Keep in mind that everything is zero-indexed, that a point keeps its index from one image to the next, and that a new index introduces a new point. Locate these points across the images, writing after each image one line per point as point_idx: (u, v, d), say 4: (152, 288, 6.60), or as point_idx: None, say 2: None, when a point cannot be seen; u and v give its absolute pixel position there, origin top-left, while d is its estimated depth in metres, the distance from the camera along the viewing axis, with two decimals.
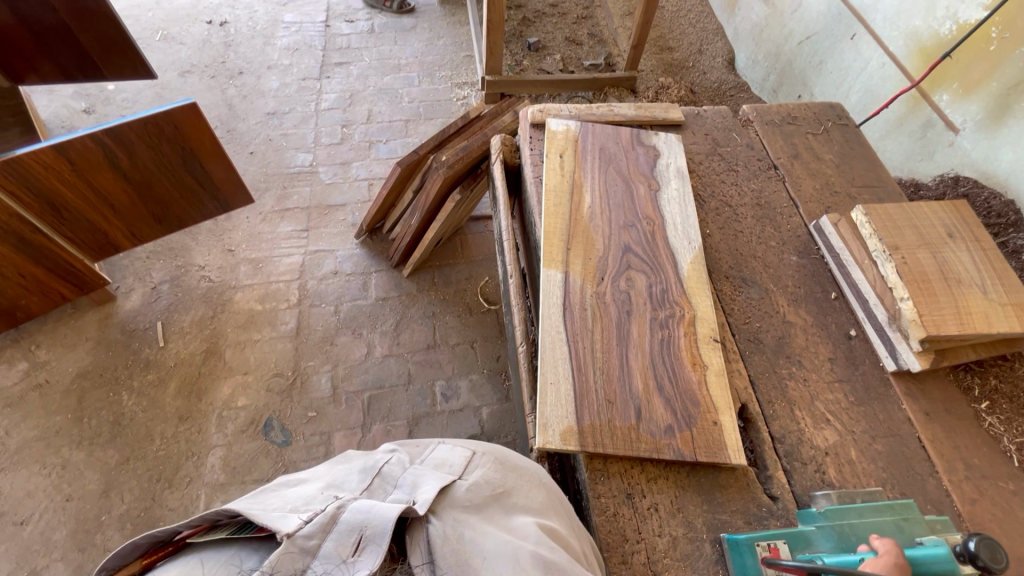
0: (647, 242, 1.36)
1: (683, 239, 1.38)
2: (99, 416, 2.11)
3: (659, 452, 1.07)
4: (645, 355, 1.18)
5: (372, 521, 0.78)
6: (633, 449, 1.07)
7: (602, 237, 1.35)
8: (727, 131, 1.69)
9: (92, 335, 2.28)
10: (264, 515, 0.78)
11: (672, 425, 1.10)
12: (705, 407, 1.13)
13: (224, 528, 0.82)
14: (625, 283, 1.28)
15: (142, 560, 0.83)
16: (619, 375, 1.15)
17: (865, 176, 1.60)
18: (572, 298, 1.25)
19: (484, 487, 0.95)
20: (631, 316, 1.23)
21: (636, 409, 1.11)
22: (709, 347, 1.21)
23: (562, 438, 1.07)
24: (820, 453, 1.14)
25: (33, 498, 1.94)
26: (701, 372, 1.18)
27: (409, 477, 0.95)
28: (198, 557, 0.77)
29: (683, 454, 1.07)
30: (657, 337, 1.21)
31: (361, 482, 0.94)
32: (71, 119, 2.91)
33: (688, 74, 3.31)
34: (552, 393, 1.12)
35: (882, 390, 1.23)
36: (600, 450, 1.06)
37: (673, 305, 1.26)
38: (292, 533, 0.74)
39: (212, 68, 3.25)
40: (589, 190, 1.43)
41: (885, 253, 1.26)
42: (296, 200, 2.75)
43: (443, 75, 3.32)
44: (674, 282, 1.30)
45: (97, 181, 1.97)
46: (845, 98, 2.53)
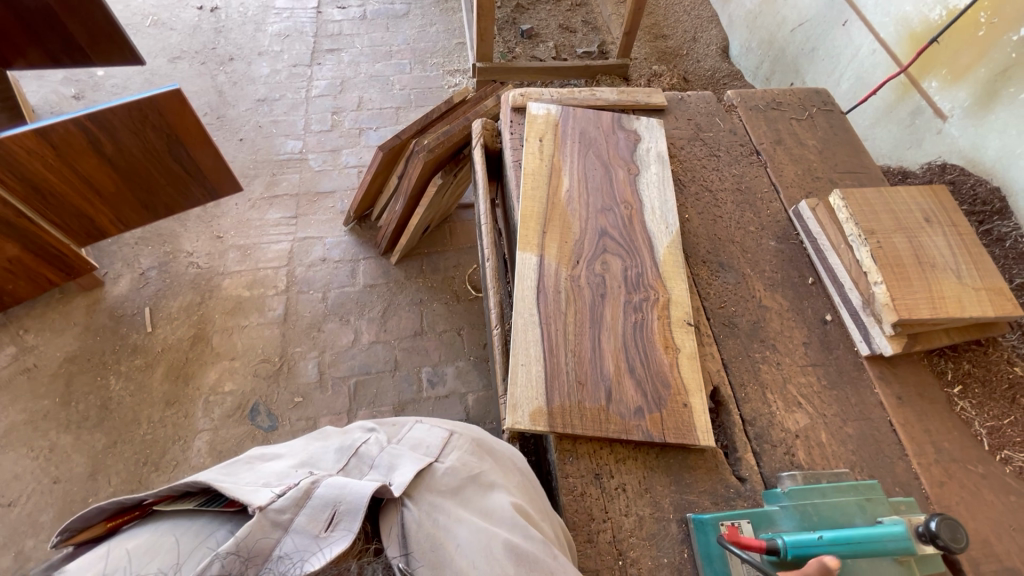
0: (624, 226, 1.35)
1: (660, 223, 1.37)
2: (86, 400, 2.12)
3: (627, 433, 1.07)
4: (618, 338, 1.18)
5: (346, 498, 0.78)
6: (601, 429, 1.07)
7: (578, 221, 1.35)
8: (710, 116, 1.68)
9: (80, 320, 2.29)
10: (234, 488, 0.78)
11: (642, 407, 1.11)
12: (676, 390, 1.13)
13: (193, 498, 0.81)
14: (600, 267, 1.28)
15: (107, 522, 0.83)
16: (591, 358, 1.15)
17: (847, 162, 1.59)
18: (546, 281, 1.25)
19: (461, 470, 0.95)
20: (605, 299, 1.23)
21: (606, 391, 1.12)
22: (683, 330, 1.21)
23: (531, 418, 1.07)
24: (790, 435, 1.15)
25: (22, 480, 1.96)
26: (673, 355, 1.18)
27: (386, 457, 0.95)
28: (166, 527, 0.77)
29: (652, 435, 1.08)
30: (630, 319, 1.21)
31: (337, 462, 0.94)
32: (61, 105, 2.90)
33: (681, 62, 3.29)
34: (523, 373, 1.13)
35: (855, 375, 1.23)
36: (570, 430, 1.07)
37: (647, 288, 1.26)
38: (264, 507, 0.74)
39: (203, 54, 3.23)
40: (567, 174, 1.43)
41: (860, 238, 1.25)
42: (284, 187, 2.75)
43: (434, 62, 3.30)
44: (649, 266, 1.30)
45: (83, 166, 1.97)
46: (836, 86, 2.51)
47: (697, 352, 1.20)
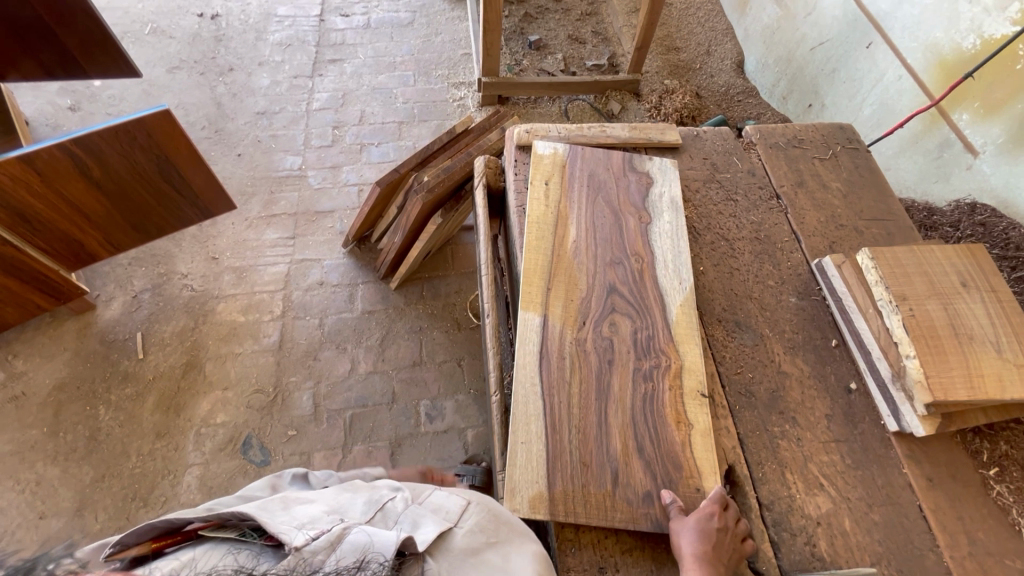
0: (634, 282, 1.26)
1: (673, 278, 1.28)
2: (75, 431, 2.06)
3: (635, 523, 0.99)
4: (626, 412, 1.10)
5: (375, 544, 0.73)
6: (607, 518, 1.00)
7: (585, 277, 1.26)
8: (727, 155, 1.58)
9: (71, 345, 2.23)
10: (273, 524, 0.75)
11: (651, 492, 1.02)
12: (688, 472, 1.05)
13: (233, 527, 0.77)
14: (608, 329, 1.19)
15: (151, 543, 0.78)
16: (596, 435, 1.07)
17: (874, 208, 1.49)
18: (550, 345, 1.16)
19: (479, 535, 0.88)
20: (613, 366, 1.15)
21: (613, 473, 1.04)
22: (696, 402, 1.12)
23: (531, 505, 1.00)
24: (811, 522, 1.06)
25: (6, 515, 1.90)
26: (686, 432, 1.09)
27: (410, 515, 0.87)
28: (212, 546, 0.73)
29: (662, 526, 0.99)
30: (640, 390, 1.12)
31: (364, 512, 0.86)
32: (56, 117, 2.83)
33: (694, 76, 3.17)
34: (523, 452, 1.05)
35: (882, 453, 1.14)
36: (573, 520, 0.99)
37: (659, 354, 1.17)
38: (299, 546, 0.71)
39: (202, 64, 3.15)
40: (574, 223, 1.34)
41: (891, 304, 1.16)
42: (282, 206, 2.67)
43: (439, 74, 3.20)
44: (661, 328, 1.21)
45: (69, 191, 1.90)
46: (858, 111, 2.40)
47: (711, 426, 1.10)
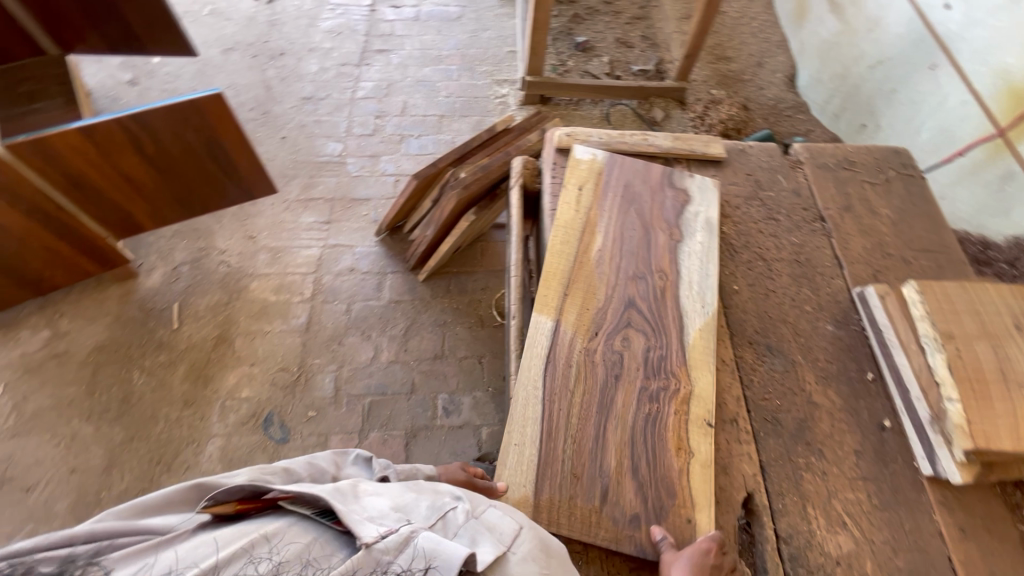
0: (654, 299, 1.24)
1: (696, 301, 1.25)
2: (109, 392, 2.15)
3: (618, 543, 0.99)
4: (625, 429, 1.08)
5: (441, 554, 0.80)
6: (590, 534, 1.00)
7: (604, 288, 1.24)
8: (772, 173, 1.54)
9: (112, 310, 2.33)
10: (347, 513, 0.83)
11: (640, 516, 1.01)
12: (681, 501, 1.03)
13: (307, 505, 0.86)
14: (620, 342, 1.18)
15: (237, 504, 0.87)
16: (591, 449, 1.07)
17: (924, 239, 1.42)
18: (558, 351, 1.17)
19: (530, 565, 0.88)
20: (619, 381, 1.13)
21: (603, 489, 1.04)
22: (700, 431, 1.09)
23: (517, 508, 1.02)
24: (830, 561, 1.02)
25: (41, 466, 2.00)
26: (685, 459, 1.06)
27: (468, 530, 0.91)
28: (283, 526, 0.83)
29: (645, 550, 0.98)
30: (644, 411, 1.11)
31: (427, 517, 0.91)
32: (115, 90, 2.95)
33: (743, 87, 3.08)
34: (515, 455, 1.07)
35: (912, 496, 1.09)
36: (556, 531, 1.00)
37: (668, 376, 1.15)
38: (371, 543, 0.79)
39: (255, 47, 3.23)
40: (602, 232, 1.32)
41: (935, 342, 1.10)
42: (320, 190, 2.73)
43: (484, 70, 3.21)
44: (675, 349, 1.18)
45: (123, 164, 1.98)
46: (914, 134, 2.30)
47: (711, 458, 1.07)
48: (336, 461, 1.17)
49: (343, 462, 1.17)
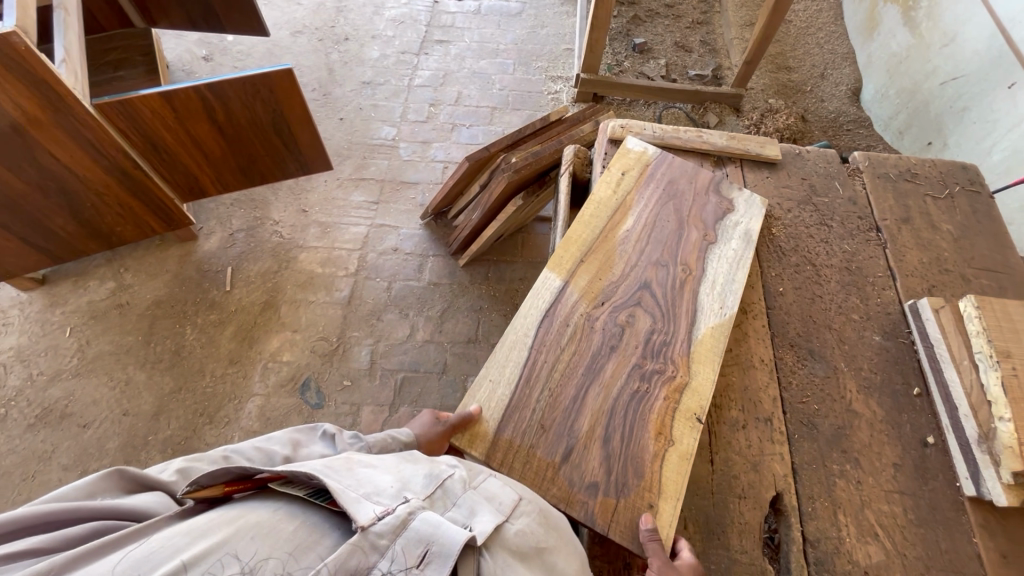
0: (672, 288, 1.23)
1: (715, 301, 1.22)
2: (164, 344, 2.29)
3: (568, 503, 1.00)
4: (605, 400, 1.09)
5: (439, 539, 0.74)
6: (542, 486, 1.02)
7: (623, 266, 1.25)
8: (828, 179, 1.51)
9: (172, 268, 2.47)
10: (343, 493, 0.76)
11: (598, 485, 1.02)
12: (647, 485, 1.01)
13: (299, 486, 0.79)
14: (624, 318, 1.19)
15: (225, 486, 0.81)
16: (567, 407, 1.09)
17: (988, 258, 1.36)
18: (559, 308, 1.20)
19: (530, 538, 0.88)
20: (613, 352, 1.15)
21: (567, 449, 1.05)
22: (686, 423, 1.07)
23: (467, 441, 1.07)
24: (857, 570, 1.00)
25: (98, 406, 2.14)
26: (663, 445, 1.05)
27: (468, 500, 0.88)
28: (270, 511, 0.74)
29: (595, 520, 0.98)
30: (630, 388, 1.11)
31: (425, 489, 0.87)
32: (191, 64, 3.13)
33: (803, 98, 3.00)
34: (489, 387, 1.13)
35: (952, 515, 1.05)
36: (505, 472, 1.04)
37: (665, 361, 1.14)
38: (366, 527, 0.71)
39: (322, 31, 3.37)
40: (634, 215, 1.33)
41: (990, 359, 1.07)
42: (372, 171, 2.82)
43: (539, 66, 3.24)
44: (681, 340, 1.17)
45: (195, 130, 2.10)
46: (985, 156, 2.21)
47: (693, 453, 1.04)
48: (296, 441, 1.05)
49: (302, 444, 1.05)
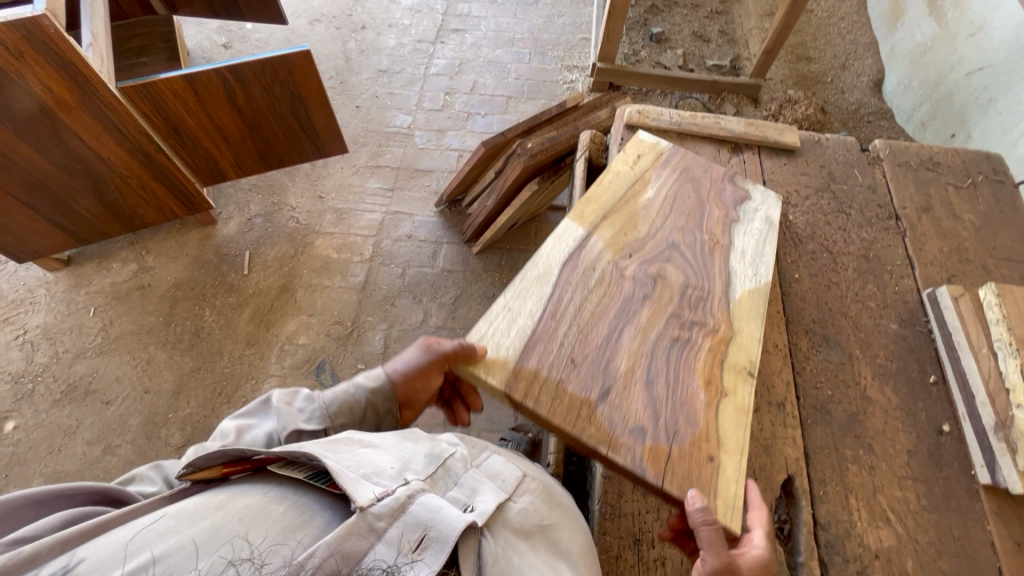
0: (701, 251, 1.23)
1: (748, 268, 1.22)
2: (183, 325, 2.34)
3: (614, 448, 0.96)
4: (643, 345, 1.08)
5: (437, 525, 0.75)
6: (579, 423, 0.98)
7: (648, 226, 1.25)
8: (847, 167, 1.49)
9: (191, 251, 2.52)
10: (343, 474, 0.76)
11: (644, 429, 0.99)
12: (704, 434, 0.99)
13: (299, 467, 0.81)
14: (655, 271, 1.18)
15: (223, 468, 0.83)
16: (601, 348, 1.07)
17: (1010, 248, 1.34)
18: (583, 256, 1.18)
19: (532, 515, 0.92)
20: (646, 301, 1.14)
21: (604, 388, 1.03)
22: (738, 376, 1.06)
23: (485, 366, 1.02)
24: (868, 554, 1.00)
25: (120, 384, 2.20)
26: (715, 396, 1.03)
27: (470, 479, 0.91)
28: (246, 491, 0.76)
29: (645, 466, 0.94)
30: (670, 337, 1.09)
31: (427, 466, 0.88)
32: (211, 51, 3.17)
33: (823, 89, 2.96)
34: (506, 320, 1.09)
35: (965, 503, 1.05)
36: (532, 406, 0.99)
37: (706, 316, 1.13)
38: (365, 508, 0.72)
39: (340, 19, 3.38)
40: (653, 186, 1.33)
41: (1010, 347, 1.07)
42: (387, 159, 2.84)
43: (555, 55, 3.23)
44: (717, 297, 1.16)
45: (215, 113, 2.13)
46: (1010, 147, 2.17)
47: (749, 404, 1.03)
48: (237, 429, 0.97)
49: (247, 429, 0.99)
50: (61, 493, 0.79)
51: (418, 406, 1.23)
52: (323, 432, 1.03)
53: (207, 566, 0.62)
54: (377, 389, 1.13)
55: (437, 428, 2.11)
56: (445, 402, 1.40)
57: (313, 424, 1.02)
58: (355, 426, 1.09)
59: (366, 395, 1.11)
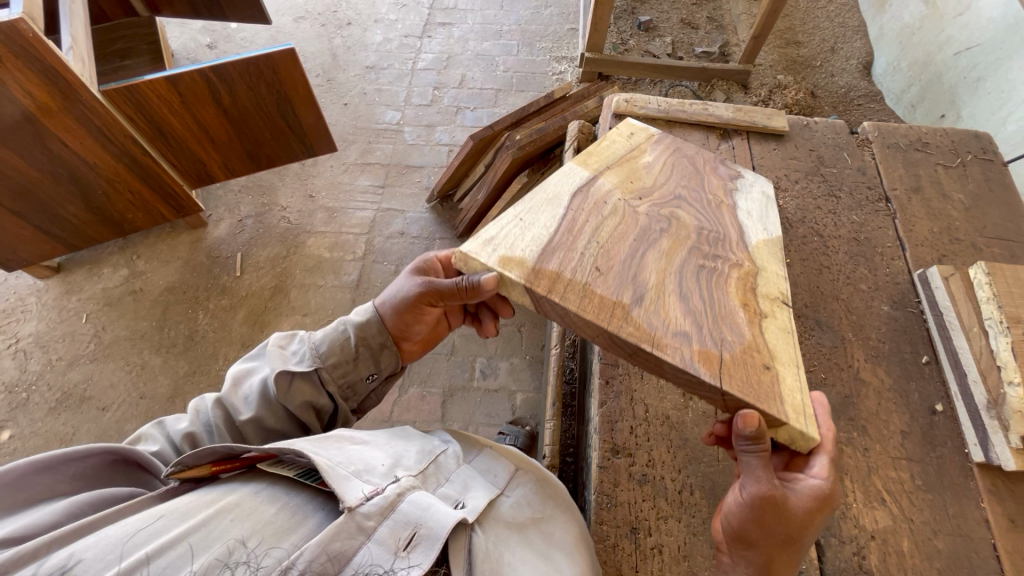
0: (709, 207, 1.06)
1: (757, 224, 1.07)
2: (177, 329, 2.33)
3: (659, 348, 0.80)
4: (669, 265, 0.92)
5: (426, 522, 0.74)
6: (611, 322, 0.81)
7: (654, 179, 1.07)
8: (837, 150, 1.49)
9: (183, 255, 2.50)
10: (331, 471, 0.76)
11: (689, 334, 0.83)
12: (754, 345, 0.85)
13: (291, 466, 0.79)
14: (668, 210, 1.01)
15: (212, 466, 0.81)
16: (625, 262, 0.90)
17: (1000, 226, 1.34)
18: (591, 190, 0.99)
19: (526, 508, 0.92)
20: (664, 234, 0.96)
21: (636, 294, 0.86)
22: (773, 303, 0.93)
23: (500, 262, 0.85)
24: (864, 535, 1.01)
25: (115, 389, 2.19)
26: (754, 314, 0.90)
27: (461, 476, 0.92)
28: (251, 493, 0.74)
29: (697, 367, 0.79)
30: (697, 264, 0.93)
31: (418, 462, 0.89)
32: (195, 52, 3.13)
33: (812, 74, 2.96)
34: (517, 227, 0.91)
35: (959, 481, 1.05)
36: (558, 301, 0.82)
37: (728, 252, 0.98)
38: (354, 507, 0.72)
39: (325, 16, 3.35)
40: (650, 155, 1.13)
41: (1000, 325, 1.07)
42: (377, 156, 2.82)
43: (543, 47, 3.21)
44: (735, 238, 1.02)
45: (201, 114, 2.11)
46: (999, 126, 2.17)
47: (792, 327, 0.92)
48: (235, 378, 1.01)
49: (244, 377, 1.02)
50: (77, 456, 0.79)
51: (421, 334, 1.17)
52: (316, 373, 1.03)
53: (200, 565, 0.64)
54: (365, 323, 1.07)
55: (435, 424, 2.11)
56: (471, 313, 1.29)
57: (304, 365, 1.02)
58: (350, 363, 1.06)
59: (356, 331, 1.07)
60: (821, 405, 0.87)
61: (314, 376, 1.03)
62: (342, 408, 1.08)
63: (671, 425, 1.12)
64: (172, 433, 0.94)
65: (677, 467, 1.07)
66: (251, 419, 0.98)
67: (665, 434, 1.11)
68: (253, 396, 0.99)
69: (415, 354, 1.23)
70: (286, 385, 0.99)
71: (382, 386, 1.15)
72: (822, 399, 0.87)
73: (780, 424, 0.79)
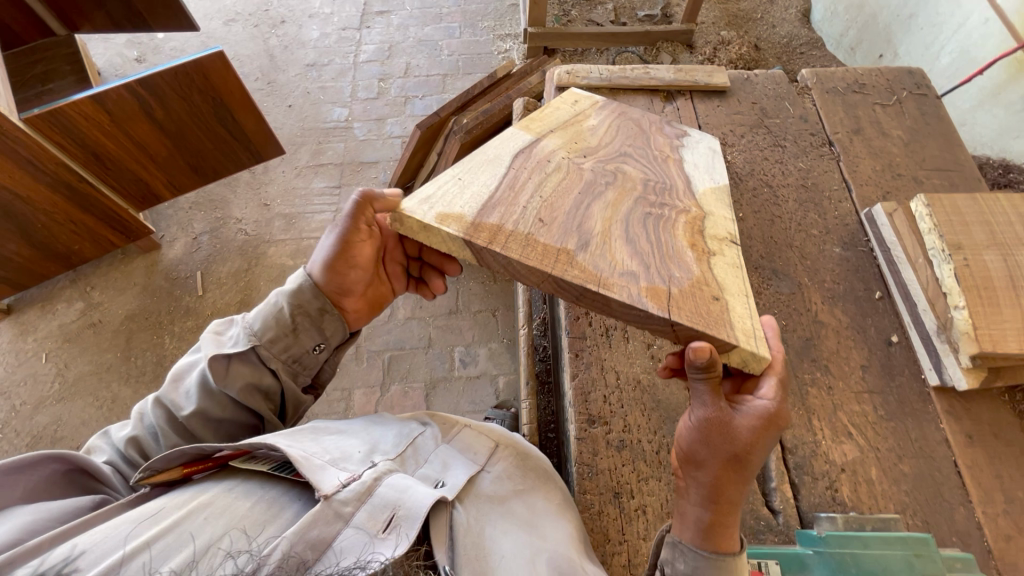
0: (655, 160, 1.07)
1: (704, 175, 1.08)
2: (144, 357, 2.26)
3: (606, 288, 0.80)
4: (616, 215, 0.92)
5: (405, 503, 0.74)
6: (553, 267, 0.81)
7: (598, 139, 1.07)
8: (778, 100, 1.51)
9: (140, 280, 2.42)
10: (306, 462, 0.75)
11: (637, 275, 0.83)
12: (702, 280, 0.86)
13: (263, 462, 0.78)
14: (613, 165, 1.01)
15: (183, 468, 0.79)
16: (569, 212, 0.89)
17: (937, 158, 1.38)
18: (534, 152, 0.99)
19: (506, 482, 0.93)
20: (610, 185, 0.96)
21: (581, 241, 0.86)
22: (720, 242, 0.95)
23: (437, 218, 0.84)
24: (835, 468, 1.05)
25: (87, 426, 2.12)
26: (702, 253, 0.91)
27: (440, 455, 0.92)
28: (227, 490, 0.72)
29: (646, 303, 0.80)
30: (643, 211, 0.94)
31: (395, 446, 0.89)
32: (124, 67, 2.99)
33: (754, 27, 2.98)
34: (458, 187, 0.91)
35: (918, 406, 1.10)
36: (500, 251, 0.81)
37: (675, 201, 0.99)
38: (331, 495, 0.71)
39: (256, 16, 3.23)
40: (595, 117, 1.12)
41: (943, 252, 1.10)
42: (329, 156, 2.75)
43: (485, 26, 3.15)
44: (682, 188, 1.03)
45: (134, 131, 2.02)
46: (934, 60, 2.22)
47: (740, 262, 0.93)
48: (176, 375, 0.97)
49: (187, 374, 0.98)
50: (26, 467, 0.76)
51: (363, 288, 1.10)
52: (255, 351, 0.98)
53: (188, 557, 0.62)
54: (298, 290, 1.01)
55: None
56: (416, 278, 1.26)
57: (239, 346, 0.97)
58: (290, 335, 1.01)
59: (288, 301, 1.01)
60: (771, 328, 0.89)
61: (253, 356, 0.98)
62: (292, 385, 1.02)
63: (643, 388, 1.14)
64: (116, 442, 0.93)
65: (653, 428, 1.10)
66: (194, 413, 0.93)
67: (638, 398, 1.13)
68: (192, 389, 0.94)
69: (367, 318, 1.15)
70: (223, 369, 0.94)
71: (335, 355, 1.10)
72: (772, 322, 0.89)
73: (730, 348, 0.81)
